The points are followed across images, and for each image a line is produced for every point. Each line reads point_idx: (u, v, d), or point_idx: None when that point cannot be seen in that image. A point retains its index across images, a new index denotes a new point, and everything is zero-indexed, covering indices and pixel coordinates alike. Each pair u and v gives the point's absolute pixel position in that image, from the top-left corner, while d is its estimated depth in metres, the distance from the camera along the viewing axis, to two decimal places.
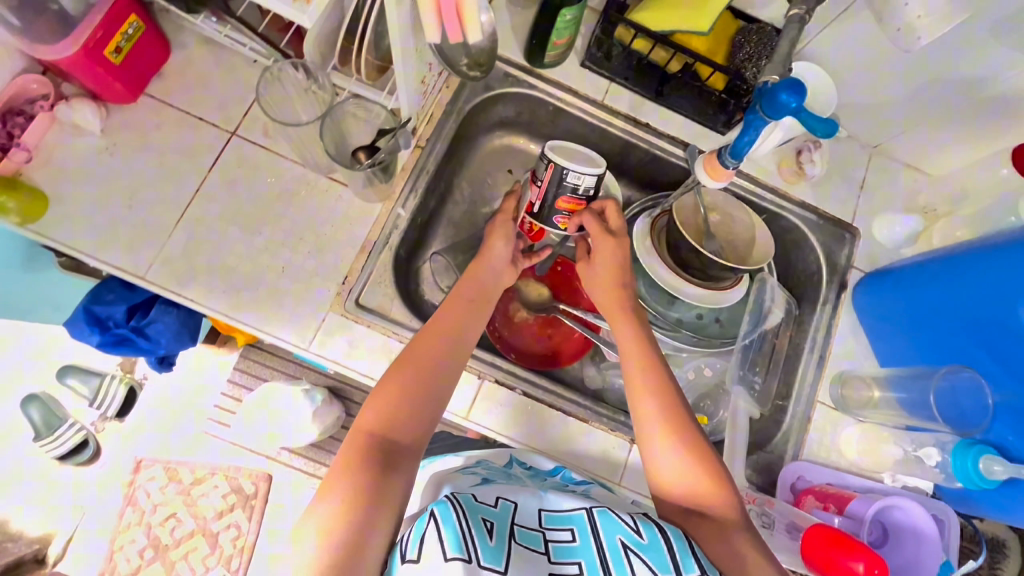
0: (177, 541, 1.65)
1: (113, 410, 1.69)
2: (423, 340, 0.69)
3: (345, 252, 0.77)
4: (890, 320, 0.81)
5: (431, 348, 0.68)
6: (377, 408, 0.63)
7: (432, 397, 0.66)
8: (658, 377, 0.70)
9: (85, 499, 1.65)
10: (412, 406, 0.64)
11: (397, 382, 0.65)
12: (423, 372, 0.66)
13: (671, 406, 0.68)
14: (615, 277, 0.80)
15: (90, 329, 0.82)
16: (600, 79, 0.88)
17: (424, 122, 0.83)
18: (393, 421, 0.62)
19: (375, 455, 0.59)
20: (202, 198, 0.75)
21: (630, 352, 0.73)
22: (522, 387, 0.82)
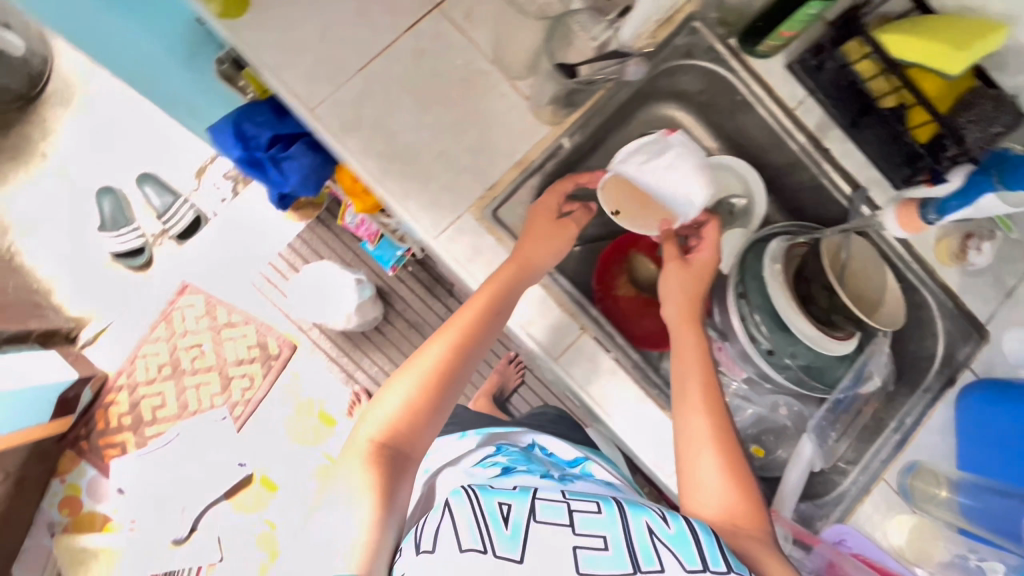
0: (193, 371, 1.69)
1: (175, 232, 1.75)
2: (432, 344, 0.65)
3: (501, 161, 0.76)
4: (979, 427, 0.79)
5: (442, 350, 0.64)
6: (382, 416, 0.60)
7: (443, 400, 0.63)
8: (707, 396, 0.69)
9: (128, 301, 1.72)
10: (418, 410, 0.61)
11: (402, 388, 0.62)
12: (432, 372, 0.63)
13: (715, 417, 0.68)
14: (688, 303, 0.79)
15: (233, 143, 0.83)
16: (800, 88, 0.84)
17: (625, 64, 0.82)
18: (399, 427, 0.60)
19: (382, 467, 0.57)
20: (388, 57, 0.74)
21: (688, 368, 0.72)
22: (615, 351, 0.77)
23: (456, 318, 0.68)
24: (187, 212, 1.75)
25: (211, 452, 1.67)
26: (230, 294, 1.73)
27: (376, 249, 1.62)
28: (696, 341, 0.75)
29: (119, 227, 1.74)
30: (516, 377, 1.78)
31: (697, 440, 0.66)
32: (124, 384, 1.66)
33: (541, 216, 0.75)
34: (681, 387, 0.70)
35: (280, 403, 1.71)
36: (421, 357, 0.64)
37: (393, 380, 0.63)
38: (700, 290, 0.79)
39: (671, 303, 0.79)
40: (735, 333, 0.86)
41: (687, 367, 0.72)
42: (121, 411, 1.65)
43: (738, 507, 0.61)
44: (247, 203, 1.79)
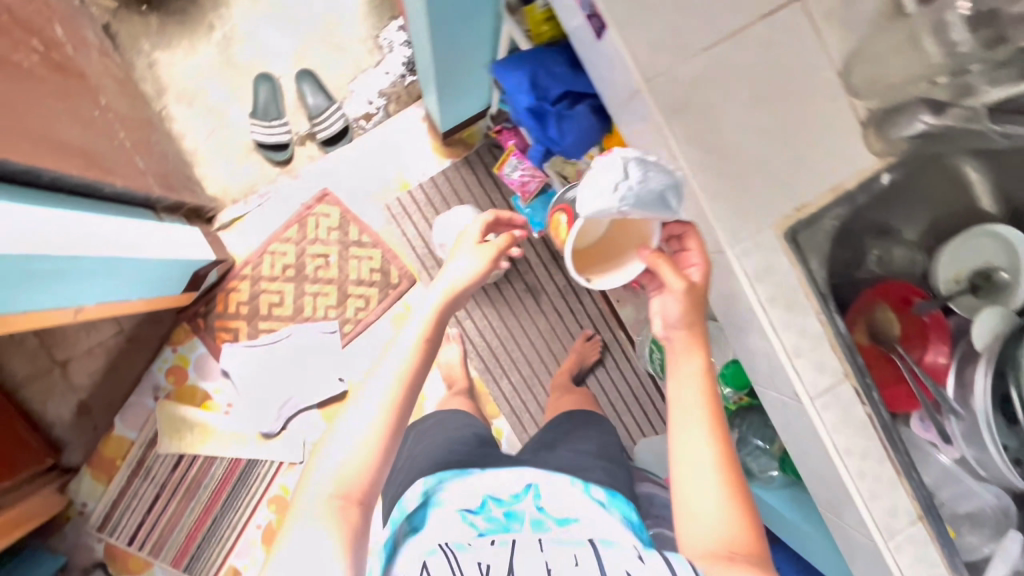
0: (314, 279, 1.70)
1: (323, 137, 1.73)
2: (375, 380, 0.76)
3: (816, 183, 0.70)
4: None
5: (379, 384, 0.75)
6: (334, 467, 0.71)
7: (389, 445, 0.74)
8: (718, 428, 0.69)
9: (266, 194, 1.72)
10: (366, 449, 0.72)
11: (343, 431, 0.73)
12: (376, 411, 0.73)
13: (724, 446, 0.68)
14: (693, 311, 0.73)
15: (525, 88, 0.79)
16: None
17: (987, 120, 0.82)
18: (346, 467, 0.71)
19: (346, 520, 0.68)
20: (737, 40, 0.68)
21: (685, 390, 0.71)
22: (869, 407, 0.73)
23: (390, 350, 0.79)
24: (338, 120, 1.72)
25: (315, 360, 1.70)
26: (363, 212, 1.72)
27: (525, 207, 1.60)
28: (702, 364, 0.72)
29: (270, 119, 1.72)
30: (593, 355, 1.76)
31: (718, 467, 0.67)
32: (248, 275, 1.68)
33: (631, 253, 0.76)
34: (682, 417, 0.70)
35: (387, 330, 1.72)
36: (369, 388, 0.76)
37: (335, 427, 0.74)
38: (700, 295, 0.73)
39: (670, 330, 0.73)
40: (978, 407, 0.80)
41: (702, 399, 0.70)
42: (241, 300, 1.68)
43: (744, 536, 0.65)
44: (398, 126, 1.75)
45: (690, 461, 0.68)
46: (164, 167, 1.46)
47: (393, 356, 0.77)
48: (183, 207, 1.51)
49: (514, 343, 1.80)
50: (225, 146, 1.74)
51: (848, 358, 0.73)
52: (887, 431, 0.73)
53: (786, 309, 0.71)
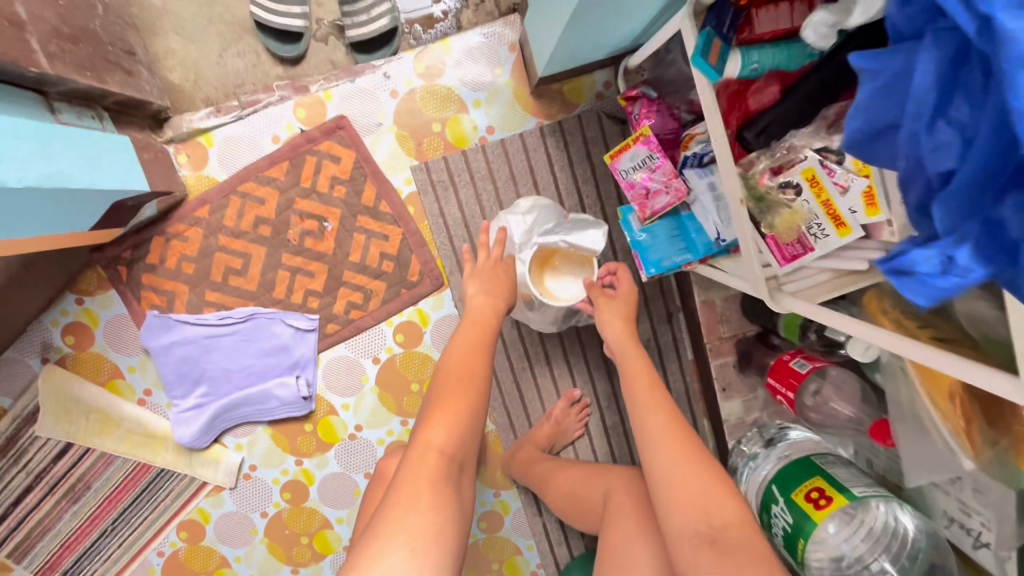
0: (297, 248, 1.15)
1: (353, 36, 1.12)
2: (453, 358, 0.86)
3: None
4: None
5: (466, 365, 0.84)
6: (440, 435, 0.76)
7: (472, 403, 0.81)
8: (653, 395, 0.85)
9: (253, 102, 1.13)
10: (463, 421, 0.78)
11: (447, 409, 0.79)
12: (467, 382, 0.82)
13: (674, 419, 0.80)
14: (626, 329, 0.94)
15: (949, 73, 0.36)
16: None
17: None
18: (448, 429, 0.77)
19: (443, 473, 0.73)
20: None
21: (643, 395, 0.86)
22: None
23: (465, 334, 0.90)
24: (383, 15, 1.11)
25: (275, 363, 1.18)
26: (390, 166, 1.14)
27: (636, 229, 0.99)
28: (640, 366, 0.90)
29: None
30: (577, 428, 1.24)
31: (668, 440, 0.78)
32: (203, 219, 1.13)
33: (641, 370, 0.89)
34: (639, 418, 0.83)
35: (385, 341, 1.19)
36: (457, 369, 0.84)
37: (437, 406, 0.80)
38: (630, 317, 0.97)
39: (614, 326, 0.96)
40: None
41: (638, 379, 0.88)
42: (188, 253, 1.14)
43: (722, 511, 0.69)
44: (470, 45, 1.13)
45: (649, 439, 0.79)
46: (83, 26, 0.88)
47: (470, 330, 0.90)
48: (107, 98, 0.94)
49: (553, 396, 1.28)
50: (207, 12, 1.14)
51: None
52: None
53: None
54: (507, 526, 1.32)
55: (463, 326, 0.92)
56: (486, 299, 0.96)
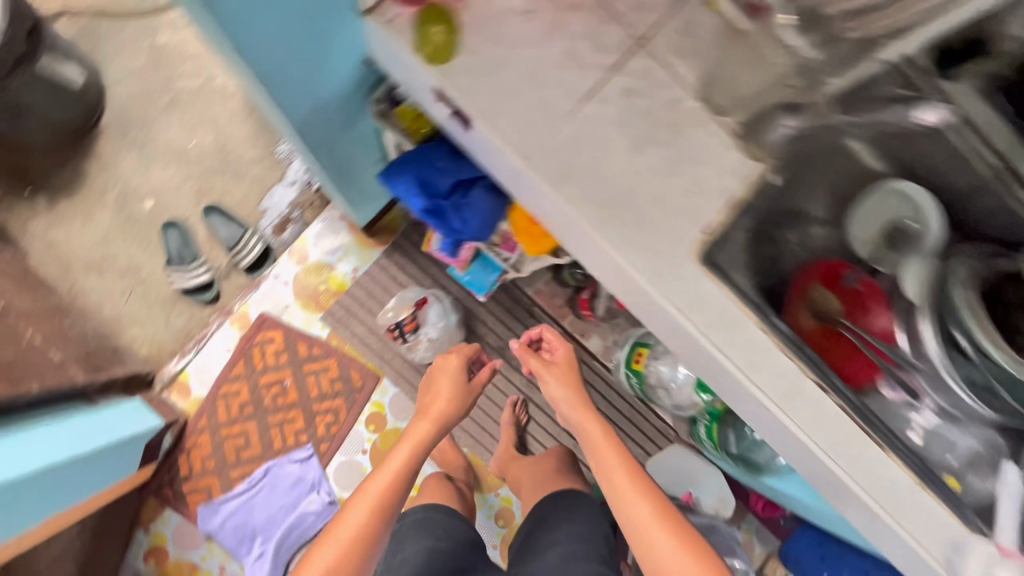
0: (275, 408, 1.63)
1: (245, 264, 1.69)
2: (357, 513, 0.98)
3: (712, 204, 0.72)
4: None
5: (384, 485, 1.02)
6: (348, 536, 0.96)
7: (353, 555, 0.95)
8: (631, 477, 1.03)
9: (204, 337, 1.66)
10: (356, 547, 0.95)
11: (324, 548, 0.95)
12: (380, 507, 0.99)
13: (628, 466, 1.05)
14: (578, 399, 1.18)
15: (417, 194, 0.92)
16: (992, 113, 0.81)
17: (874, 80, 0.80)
18: (343, 551, 0.94)
19: None
20: (597, 99, 0.70)
21: (609, 458, 1.06)
22: (835, 395, 0.73)
23: (388, 462, 1.06)
24: (256, 243, 1.69)
25: (299, 494, 1.60)
26: (307, 326, 1.67)
27: (463, 274, 1.51)
28: (597, 429, 1.12)
29: (186, 261, 1.68)
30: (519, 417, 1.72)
31: (631, 497, 1.00)
32: (206, 426, 1.60)
33: (597, 437, 1.11)
34: (609, 484, 1.04)
35: (363, 435, 1.64)
36: (373, 489, 1.01)
37: (345, 519, 0.98)
38: (568, 376, 1.23)
39: (558, 389, 1.20)
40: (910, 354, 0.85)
41: (600, 444, 1.10)
42: (206, 454, 1.60)
43: None
44: (316, 229, 1.71)
45: (619, 502, 1.01)
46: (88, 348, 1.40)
47: (398, 455, 1.08)
48: (118, 382, 1.44)
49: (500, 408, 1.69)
50: (146, 302, 1.68)
51: (783, 341, 0.72)
52: (853, 412, 0.73)
53: (722, 328, 0.71)
54: (518, 513, 1.73)
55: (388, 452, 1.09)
56: (422, 432, 1.13)
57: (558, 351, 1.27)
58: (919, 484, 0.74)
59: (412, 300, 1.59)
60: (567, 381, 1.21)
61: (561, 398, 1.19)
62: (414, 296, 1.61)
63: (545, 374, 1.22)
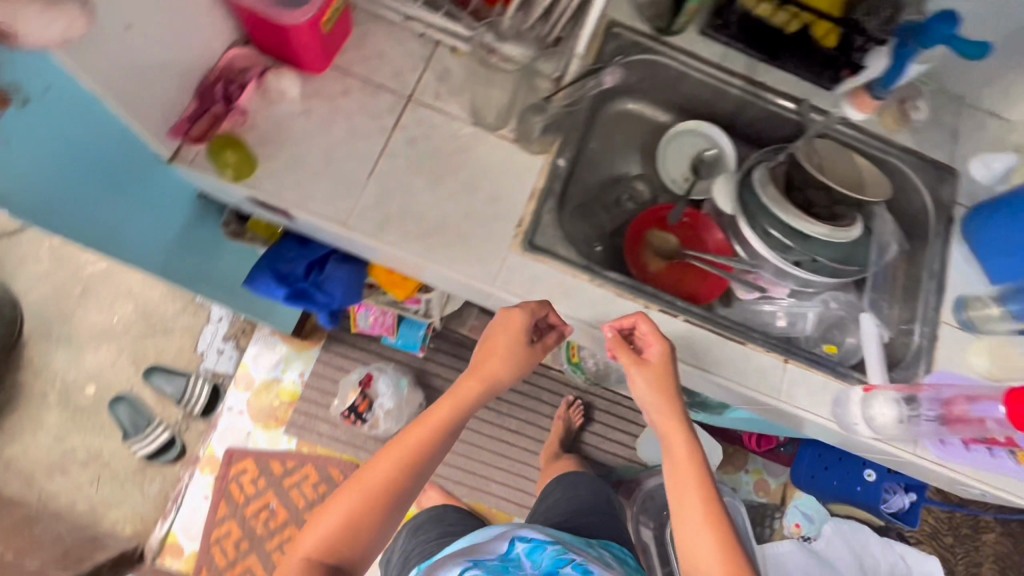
0: (270, 532, 1.65)
1: (198, 409, 1.75)
2: (367, 479, 0.73)
3: (517, 200, 0.84)
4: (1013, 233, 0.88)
5: (384, 486, 0.72)
6: (346, 532, 0.70)
7: (367, 537, 0.71)
8: (714, 529, 0.68)
9: (180, 493, 1.68)
10: (345, 552, 0.70)
11: (324, 521, 0.71)
12: (379, 500, 0.72)
13: (703, 492, 0.71)
14: (667, 397, 0.77)
15: (275, 286, 0.88)
16: (718, 46, 0.97)
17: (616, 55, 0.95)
18: (337, 541, 0.70)
19: None
20: (390, 155, 0.83)
21: (688, 486, 0.71)
22: (683, 314, 0.84)
23: (394, 451, 0.74)
24: (204, 386, 1.75)
25: None
26: (274, 444, 1.70)
27: (396, 339, 1.60)
28: (685, 447, 0.74)
29: (142, 429, 1.72)
30: None
31: (692, 523, 0.69)
32: None
33: (683, 454, 0.74)
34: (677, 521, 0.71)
35: None
36: (371, 485, 0.72)
37: (343, 496, 0.72)
38: (664, 374, 0.77)
39: (642, 388, 0.77)
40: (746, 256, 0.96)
41: (682, 475, 0.72)
42: None
43: None
44: (254, 352, 1.77)
45: (678, 527, 0.70)
46: None
47: (412, 446, 0.74)
48: None
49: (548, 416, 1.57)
50: (116, 482, 1.70)
51: (621, 288, 0.84)
52: (709, 322, 0.84)
53: (566, 297, 0.82)
54: None
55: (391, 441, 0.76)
56: (446, 408, 0.77)
57: (654, 348, 0.78)
58: (784, 360, 0.85)
59: (358, 382, 1.68)
60: (664, 384, 0.76)
61: (653, 409, 0.77)
62: (358, 377, 1.70)
63: (631, 369, 0.77)
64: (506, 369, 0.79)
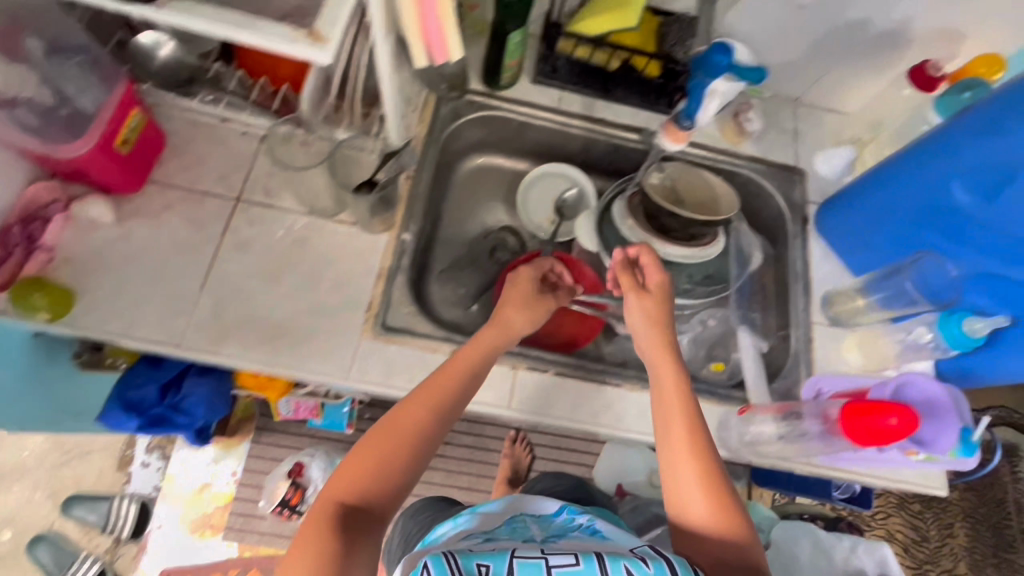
0: None
1: (126, 533, 1.51)
2: (408, 417, 0.63)
3: (364, 284, 0.82)
4: (862, 223, 0.87)
5: (418, 433, 0.62)
6: (376, 480, 0.59)
7: (402, 471, 0.60)
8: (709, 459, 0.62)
9: None
10: (380, 497, 0.58)
11: (365, 455, 0.59)
12: (409, 448, 0.61)
13: (690, 437, 0.63)
14: (659, 329, 0.72)
15: (127, 417, 0.83)
16: (553, 90, 0.98)
17: (452, 118, 0.95)
18: (363, 489, 0.58)
19: (340, 530, 0.54)
20: (223, 261, 0.80)
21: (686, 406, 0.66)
22: (554, 367, 0.83)
23: (428, 393, 0.65)
24: (129, 506, 1.51)
25: None
26: (214, 556, 1.50)
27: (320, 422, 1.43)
28: (675, 376, 0.68)
29: (66, 567, 1.50)
30: None
31: (677, 456, 0.62)
32: None
33: (676, 386, 0.67)
34: (667, 449, 0.63)
35: None
36: (403, 431, 0.62)
37: (374, 440, 0.61)
38: (661, 312, 0.74)
39: (641, 326, 0.73)
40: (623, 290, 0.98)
41: (677, 405, 0.65)
42: None
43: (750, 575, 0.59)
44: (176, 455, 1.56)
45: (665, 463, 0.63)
46: None
47: (443, 392, 0.66)
48: None
49: (496, 453, 1.40)
50: None
51: None
52: (581, 371, 0.83)
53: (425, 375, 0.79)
54: None
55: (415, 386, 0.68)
56: (484, 341, 0.72)
57: (654, 275, 0.75)
58: None
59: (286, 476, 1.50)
60: (654, 314, 0.72)
61: (644, 336, 0.73)
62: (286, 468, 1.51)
63: (635, 295, 0.74)
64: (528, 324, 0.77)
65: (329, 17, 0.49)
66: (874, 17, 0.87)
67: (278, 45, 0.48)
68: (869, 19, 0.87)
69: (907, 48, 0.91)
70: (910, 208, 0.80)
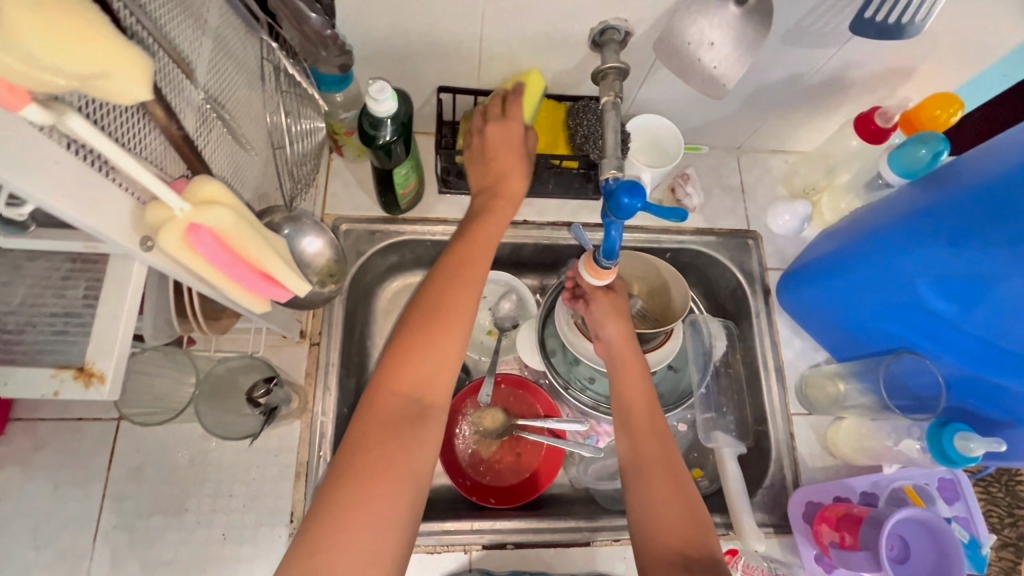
0: None
1: None
2: (455, 301, 0.61)
3: (282, 489, 0.72)
4: (826, 305, 0.78)
5: (463, 320, 0.61)
6: (428, 368, 0.58)
7: (450, 346, 0.59)
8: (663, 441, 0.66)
9: None
10: (428, 374, 0.58)
11: (414, 336, 0.59)
12: (459, 336, 0.60)
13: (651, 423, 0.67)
14: (623, 325, 0.73)
15: None
16: (464, 198, 0.86)
17: (354, 254, 0.83)
18: (423, 376, 0.57)
19: (397, 413, 0.55)
20: (113, 500, 0.69)
21: (633, 387, 0.69)
22: (512, 538, 0.76)
23: (464, 268, 0.63)
24: None
25: None
26: None
27: None
28: (638, 368, 0.71)
29: None
30: None
31: (636, 431, 0.66)
32: None
33: (631, 373, 0.70)
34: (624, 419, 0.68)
35: None
36: (450, 322, 0.60)
37: (424, 328, 0.59)
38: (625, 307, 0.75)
39: (608, 320, 0.73)
40: (580, 406, 0.87)
41: (630, 388, 0.69)
42: None
43: (696, 533, 0.59)
44: None
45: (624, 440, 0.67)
46: None
47: (476, 278, 0.64)
48: None
49: None
50: None
51: (434, 542, 0.74)
52: (548, 532, 0.76)
53: None
54: None
55: (445, 261, 0.64)
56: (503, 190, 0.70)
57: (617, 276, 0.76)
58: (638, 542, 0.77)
59: None
60: (620, 310, 0.74)
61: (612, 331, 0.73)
62: None
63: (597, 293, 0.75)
64: (523, 188, 0.71)
65: (98, 338, 0.38)
66: (808, 71, 0.75)
67: (46, 395, 0.37)
68: (803, 73, 0.75)
69: (847, 92, 0.80)
70: (870, 299, 0.71)
